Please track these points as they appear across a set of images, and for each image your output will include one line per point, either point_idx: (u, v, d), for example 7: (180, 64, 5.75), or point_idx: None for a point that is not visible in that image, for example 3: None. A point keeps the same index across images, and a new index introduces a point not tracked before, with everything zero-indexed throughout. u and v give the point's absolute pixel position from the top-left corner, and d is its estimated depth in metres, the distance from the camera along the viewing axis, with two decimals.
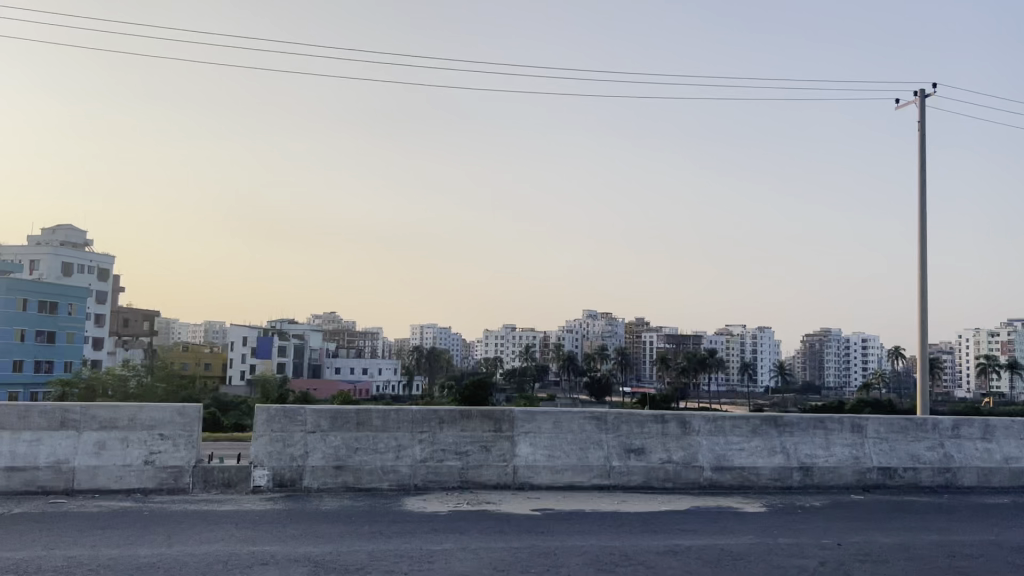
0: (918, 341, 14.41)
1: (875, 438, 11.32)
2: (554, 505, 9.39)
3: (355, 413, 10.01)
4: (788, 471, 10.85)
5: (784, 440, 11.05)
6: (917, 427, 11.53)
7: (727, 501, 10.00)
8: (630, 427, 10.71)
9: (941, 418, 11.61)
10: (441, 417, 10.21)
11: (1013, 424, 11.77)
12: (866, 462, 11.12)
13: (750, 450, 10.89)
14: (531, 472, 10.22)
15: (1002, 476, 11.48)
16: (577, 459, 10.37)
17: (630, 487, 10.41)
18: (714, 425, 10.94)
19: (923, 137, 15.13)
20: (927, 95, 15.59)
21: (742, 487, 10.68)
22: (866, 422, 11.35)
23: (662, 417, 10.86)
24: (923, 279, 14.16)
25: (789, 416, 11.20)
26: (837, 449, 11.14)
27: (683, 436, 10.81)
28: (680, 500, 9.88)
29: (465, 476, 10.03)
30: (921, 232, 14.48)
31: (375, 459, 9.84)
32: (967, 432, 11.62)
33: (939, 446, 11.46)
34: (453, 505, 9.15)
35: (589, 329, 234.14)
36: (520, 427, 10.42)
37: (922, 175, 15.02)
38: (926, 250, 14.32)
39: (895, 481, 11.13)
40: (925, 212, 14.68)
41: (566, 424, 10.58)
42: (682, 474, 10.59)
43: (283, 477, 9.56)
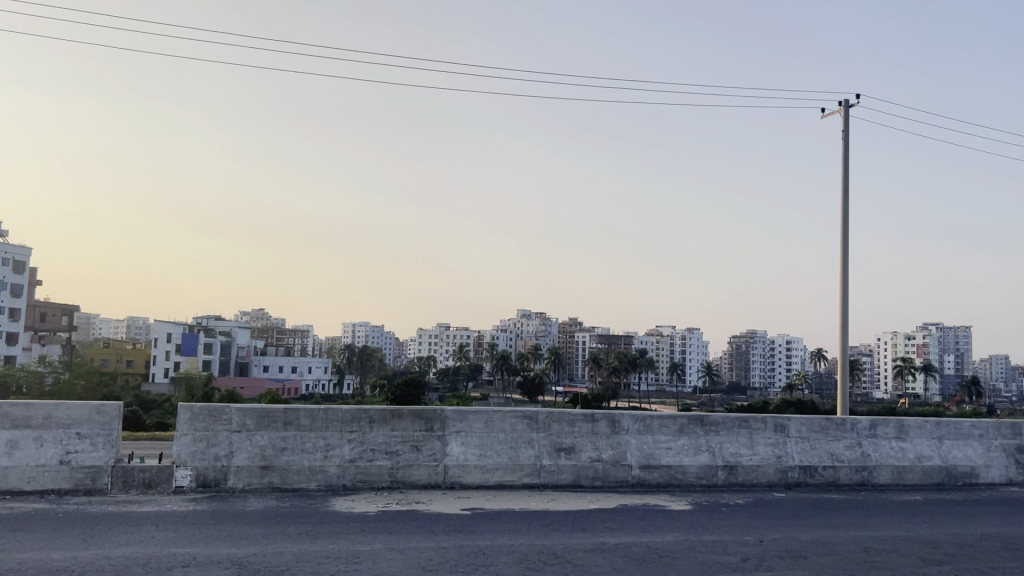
0: (839, 342, 14.88)
1: (797, 437, 11.65)
2: (483, 505, 9.39)
3: (282, 412, 9.84)
4: (713, 469, 11.08)
5: (710, 439, 11.29)
6: (836, 426, 11.91)
7: (655, 500, 10.16)
8: (561, 426, 10.80)
9: (858, 418, 12.02)
10: (371, 416, 10.16)
11: (926, 424, 12.27)
12: (788, 460, 11.44)
13: (677, 449, 11.09)
14: (461, 472, 10.19)
15: (915, 474, 11.94)
16: (507, 458, 10.40)
17: (559, 485, 10.48)
18: (642, 424, 11.12)
19: (847, 145, 15.66)
20: (850, 105, 16.16)
21: (668, 486, 10.86)
22: (788, 422, 11.69)
23: (593, 417, 10.98)
24: (845, 282, 14.62)
25: (715, 415, 11.43)
26: (760, 448, 11.42)
27: (612, 435, 10.96)
28: (608, 499, 9.98)
29: (395, 476, 9.96)
30: (843, 237, 14.96)
31: (302, 459, 9.69)
32: (884, 431, 12.05)
33: (856, 445, 11.86)
34: (382, 505, 9.08)
35: (523, 329, 234.99)
36: (451, 426, 10.41)
37: (845, 182, 15.53)
38: (848, 254, 14.80)
39: (814, 480, 11.46)
40: (848, 218, 15.18)
41: (497, 423, 10.60)
42: (610, 473, 10.71)
43: (206, 477, 9.33)
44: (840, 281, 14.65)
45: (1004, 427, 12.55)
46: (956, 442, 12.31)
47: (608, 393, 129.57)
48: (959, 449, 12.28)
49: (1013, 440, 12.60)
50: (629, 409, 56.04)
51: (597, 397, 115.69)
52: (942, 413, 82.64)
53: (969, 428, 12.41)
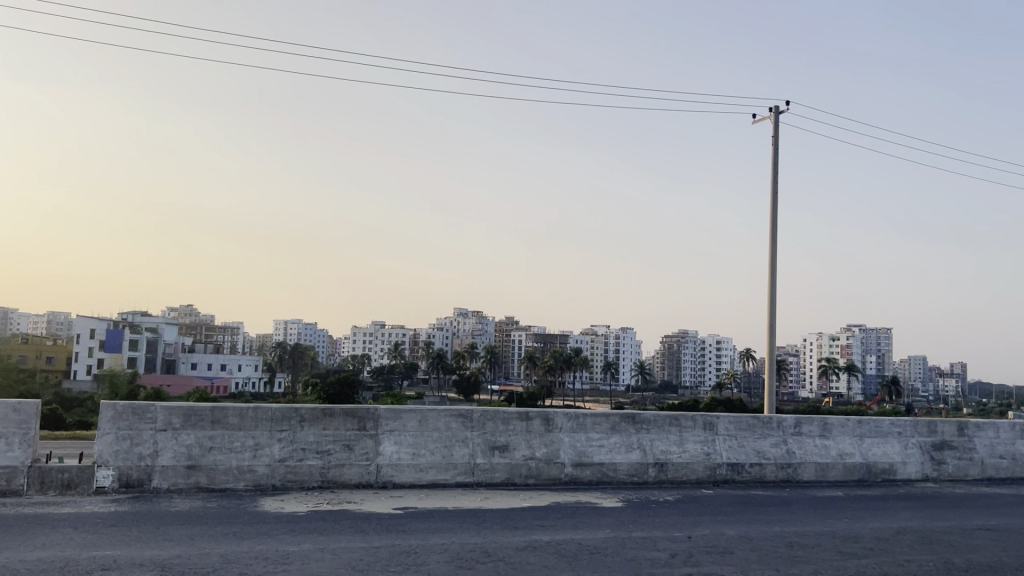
0: (767, 341, 15.24)
1: (725, 435, 11.92)
2: (415, 504, 9.32)
3: (209, 410, 9.64)
4: (644, 467, 11.24)
5: (641, 436, 11.47)
6: (763, 424, 12.24)
7: (587, 497, 10.26)
8: (495, 424, 10.84)
9: (784, 416, 12.38)
10: (302, 415, 10.03)
11: (848, 422, 12.68)
12: (716, 457, 11.68)
13: (608, 446, 11.22)
14: (394, 471, 10.11)
15: (838, 471, 12.30)
16: (440, 457, 10.37)
17: (493, 484, 10.49)
18: (575, 423, 11.23)
19: (776, 150, 16.09)
20: (780, 111, 16.60)
21: (600, 482, 10.97)
22: (717, 420, 11.96)
23: (527, 414, 11.03)
24: (773, 284, 15.00)
25: (645, 413, 11.64)
26: (690, 445, 11.65)
27: (546, 433, 11.03)
28: (541, 497, 10.06)
29: (327, 476, 9.83)
30: (772, 239, 15.36)
31: (230, 459, 9.51)
32: (808, 429, 12.41)
33: (782, 443, 12.17)
34: (312, 505, 8.97)
35: (459, 327, 234.58)
36: (384, 425, 10.36)
37: (775, 188, 15.92)
38: (776, 255, 15.20)
39: (742, 476, 11.72)
40: (776, 222, 15.59)
41: (432, 422, 10.58)
42: (543, 470, 10.77)
43: (129, 477, 9.09)
44: (768, 282, 15.02)
45: (920, 425, 13.07)
46: (876, 441, 12.75)
47: (543, 392, 130.15)
48: (879, 447, 12.72)
49: (929, 438, 13.12)
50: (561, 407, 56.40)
51: (532, 394, 116.53)
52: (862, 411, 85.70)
53: (888, 427, 12.88)
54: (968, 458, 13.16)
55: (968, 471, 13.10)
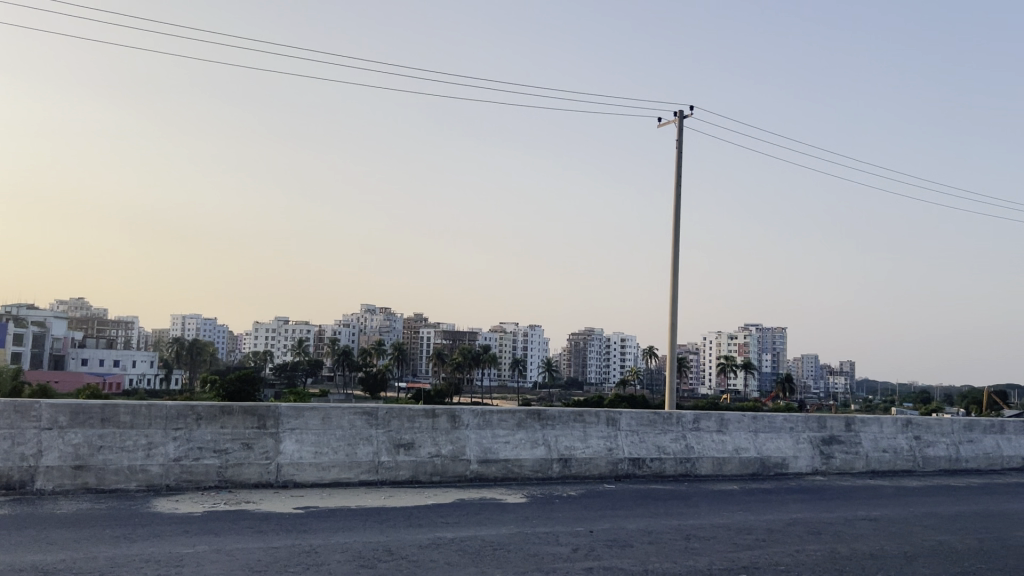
0: (668, 338, 15.65)
1: (627, 431, 12.19)
2: (316, 504, 9.18)
3: (99, 408, 9.25)
4: (548, 462, 11.37)
5: (546, 432, 11.60)
6: (663, 420, 12.54)
7: (492, 493, 10.30)
8: (400, 421, 10.78)
9: (683, 413, 12.73)
10: (198, 412, 9.72)
11: (744, 418, 13.13)
12: (618, 452, 11.92)
13: (514, 442, 11.30)
14: (294, 470, 9.90)
15: (734, 465, 12.72)
16: (344, 455, 10.22)
17: (397, 481, 10.41)
18: (482, 419, 11.27)
19: (680, 152, 16.52)
20: (685, 116, 17.02)
21: (505, 479, 11.02)
22: (619, 416, 12.21)
23: (433, 411, 11.02)
24: (675, 282, 15.41)
25: (551, 410, 11.79)
26: (593, 441, 11.85)
27: (452, 430, 11.03)
28: (447, 494, 10.05)
29: (224, 475, 9.56)
30: (674, 237, 15.78)
31: (121, 458, 9.14)
32: (705, 425, 12.80)
33: (681, 438, 12.52)
34: (208, 505, 8.72)
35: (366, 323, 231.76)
36: (286, 424, 10.16)
37: (678, 189, 16.34)
38: (678, 253, 15.61)
39: (643, 471, 12.00)
40: (679, 221, 16.01)
41: (335, 419, 10.46)
42: (448, 468, 10.75)
43: (11, 479, 8.65)
44: (671, 282, 15.41)
45: (811, 421, 13.66)
46: (769, 435, 13.26)
47: (451, 389, 129.71)
48: (773, 442, 13.23)
49: (819, 433, 13.72)
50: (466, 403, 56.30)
51: (440, 390, 116.41)
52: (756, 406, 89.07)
53: (781, 422, 13.42)
54: (854, 452, 13.83)
55: (854, 464, 13.74)
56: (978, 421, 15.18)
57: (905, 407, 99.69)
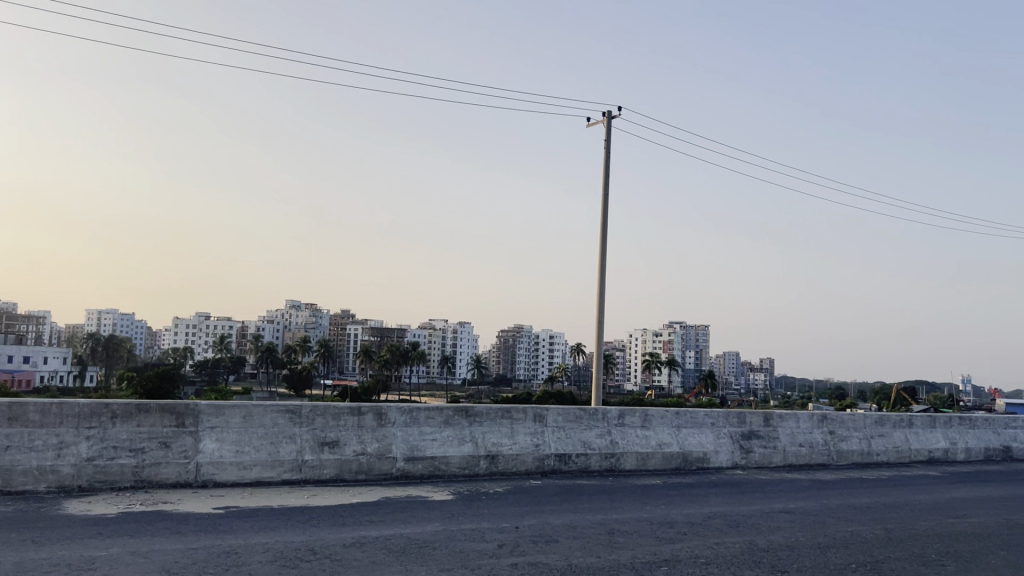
0: (595, 335, 15.83)
1: (554, 427, 12.30)
2: (238, 503, 9.00)
3: (6, 408, 8.88)
4: (475, 459, 11.38)
5: (474, 429, 11.61)
6: (590, 416, 12.71)
7: (418, 490, 10.26)
8: (325, 419, 10.65)
9: (608, 409, 12.92)
10: (114, 410, 9.42)
11: (667, 414, 13.41)
12: (545, 449, 12.00)
13: (441, 440, 11.27)
14: (215, 469, 9.68)
15: (657, 460, 12.95)
16: (266, 454, 10.04)
17: (320, 480, 10.28)
18: (408, 416, 11.24)
19: (608, 151, 16.74)
20: (613, 116, 17.26)
21: (432, 476, 10.99)
22: (546, 412, 12.33)
23: (358, 409, 10.92)
24: (603, 281, 15.59)
25: (478, 406, 11.82)
26: (520, 437, 11.91)
27: (378, 428, 10.94)
28: (372, 492, 9.97)
29: (141, 475, 9.29)
30: (602, 235, 15.99)
31: (29, 458, 8.79)
32: (630, 421, 13.02)
33: (606, 434, 12.70)
34: (122, 506, 8.47)
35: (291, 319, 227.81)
36: (206, 421, 9.91)
37: (607, 187, 16.56)
38: (606, 250, 15.81)
39: (568, 466, 12.11)
40: (607, 219, 16.22)
41: (257, 417, 10.27)
42: (374, 466, 10.67)
43: None
44: (598, 281, 15.60)
45: (731, 417, 14.01)
46: (691, 430, 13.55)
47: (379, 386, 128.91)
48: (695, 436, 13.53)
49: (739, 428, 14.08)
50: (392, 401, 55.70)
51: (369, 389, 115.41)
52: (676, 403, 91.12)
53: (703, 418, 13.72)
54: (773, 446, 14.23)
55: (772, 458, 14.14)
56: (889, 416, 15.82)
57: (817, 404, 103.59)
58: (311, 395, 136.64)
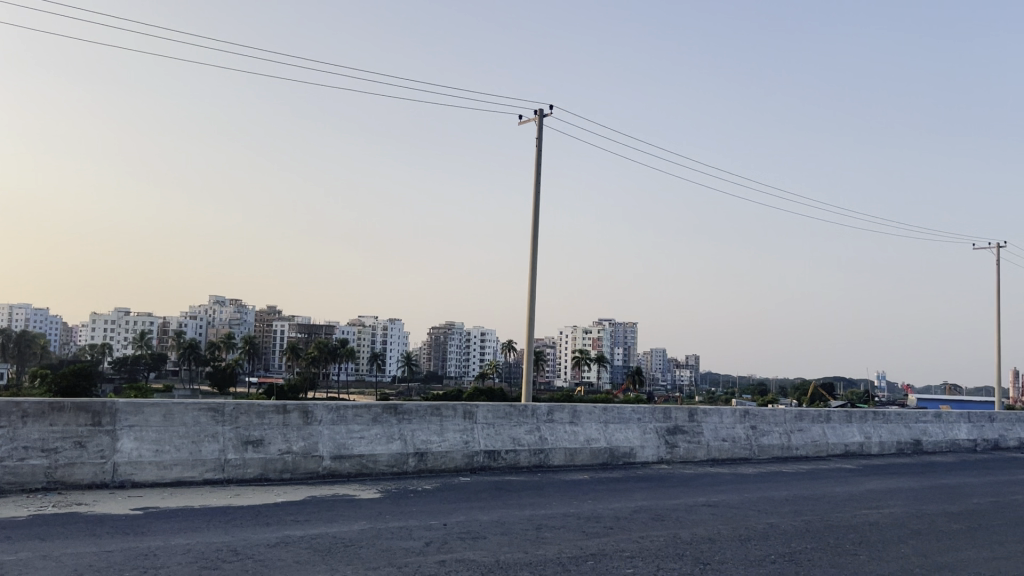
0: (526, 333, 15.91)
1: (483, 423, 12.33)
2: (157, 504, 8.77)
3: None
4: (404, 456, 11.31)
5: (402, 427, 11.55)
6: (518, 412, 12.77)
7: (344, 489, 10.16)
8: (249, 418, 10.43)
9: (538, 405, 13.00)
10: (24, 409, 9.04)
11: (595, 409, 13.56)
12: (474, 445, 12.01)
13: (370, 438, 11.17)
14: (133, 469, 9.41)
15: (585, 456, 13.08)
16: (187, 453, 9.79)
17: (244, 480, 10.07)
18: (335, 415, 11.12)
19: (540, 148, 16.84)
20: (545, 114, 17.35)
21: (359, 475, 10.87)
22: (476, 409, 12.34)
23: (284, 408, 10.74)
24: (533, 278, 15.67)
25: (408, 404, 11.75)
26: (450, 435, 11.89)
27: (304, 426, 10.79)
28: (297, 491, 9.81)
29: (53, 476, 8.95)
30: (533, 231, 16.07)
31: None
32: (559, 417, 13.13)
33: (535, 430, 12.77)
34: (34, 509, 8.14)
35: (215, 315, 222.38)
36: (123, 420, 9.62)
37: (539, 184, 16.65)
38: (537, 247, 15.91)
39: (498, 463, 12.14)
40: (538, 216, 16.31)
41: (178, 416, 9.99)
42: (300, 465, 10.50)
43: None
44: (529, 279, 15.67)
45: (657, 412, 14.25)
46: (619, 426, 13.74)
47: (305, 383, 126.94)
48: (622, 432, 13.71)
49: (665, 423, 14.34)
50: (321, 398, 55.02)
51: (294, 386, 113.64)
52: (602, 399, 92.58)
53: (630, 413, 13.92)
54: (697, 441, 14.53)
55: (696, 453, 14.45)
56: (807, 412, 16.33)
57: (736, 398, 106.82)
58: (235, 392, 133.70)
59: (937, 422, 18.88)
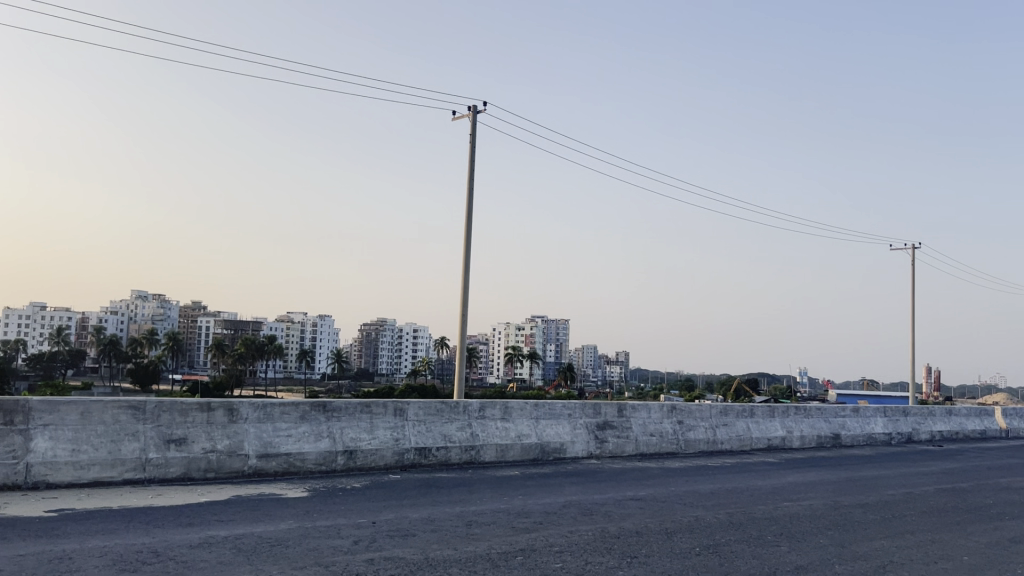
0: (458, 329, 15.90)
1: (414, 421, 12.26)
2: (73, 505, 8.48)
3: None
4: (332, 455, 11.18)
5: (331, 424, 11.41)
6: (450, 410, 12.74)
7: (271, 488, 9.99)
8: (172, 417, 10.17)
9: (469, 402, 12.99)
10: None
11: (527, 406, 13.62)
12: (405, 442, 11.95)
13: (297, 436, 11.00)
14: (48, 469, 9.07)
15: (516, 452, 13.12)
16: (106, 453, 9.50)
17: (166, 479, 9.82)
18: (263, 413, 10.91)
19: (473, 145, 16.81)
20: (478, 111, 17.32)
21: (286, 473, 10.70)
22: (407, 407, 12.26)
23: (208, 406, 10.51)
24: (465, 273, 15.65)
25: (336, 401, 11.60)
26: (380, 432, 11.81)
27: (229, 424, 10.57)
28: (222, 491, 9.60)
29: None
30: (466, 228, 16.05)
31: None
32: (491, 413, 13.14)
33: (467, 426, 12.77)
34: None
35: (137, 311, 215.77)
36: (38, 419, 9.25)
37: (471, 180, 16.63)
38: (469, 244, 15.89)
39: (428, 460, 12.10)
40: (471, 213, 16.30)
41: (96, 414, 9.67)
42: (225, 463, 10.30)
43: None
44: (462, 276, 15.64)
45: (587, 408, 14.39)
46: (549, 422, 13.84)
47: (230, 381, 124.14)
48: (553, 428, 13.81)
49: (595, 419, 14.49)
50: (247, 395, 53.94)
51: (219, 384, 111.21)
52: (529, 395, 93.29)
53: (560, 409, 14.02)
54: (625, 437, 14.73)
55: (625, 448, 14.64)
56: (732, 407, 16.70)
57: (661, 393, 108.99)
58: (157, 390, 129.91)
59: (856, 416, 19.52)
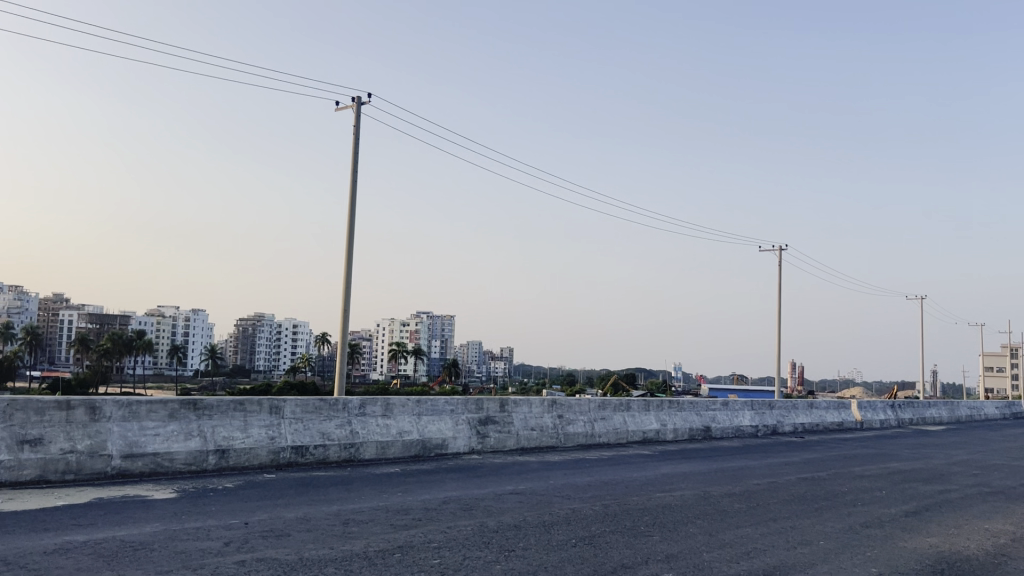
0: (340, 325, 15.67)
1: (291, 418, 12.00)
2: None
3: None
4: (203, 454, 10.80)
5: (202, 423, 11.03)
6: (328, 406, 12.54)
7: (136, 489, 9.58)
8: (26, 416, 9.60)
9: (349, 399, 12.81)
10: None
11: (408, 402, 13.53)
12: (280, 441, 11.66)
13: (165, 435, 10.57)
14: None
15: (396, 449, 13.02)
16: None
17: (19, 482, 9.25)
18: (127, 411, 10.42)
19: (356, 139, 16.57)
20: (362, 102, 17.08)
21: (152, 474, 10.26)
22: (283, 404, 11.97)
23: (68, 404, 9.98)
24: (349, 269, 15.43)
25: (208, 400, 11.20)
26: (254, 431, 11.50)
27: (91, 423, 10.07)
28: (80, 494, 9.11)
29: None
30: (349, 222, 15.81)
31: None
32: (371, 409, 13.01)
33: (346, 424, 12.60)
34: None
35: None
36: None
37: (354, 175, 16.38)
38: (353, 238, 15.68)
39: (305, 459, 11.84)
40: (354, 207, 16.05)
41: None
42: (86, 464, 9.78)
43: None
44: (344, 272, 15.39)
45: (468, 403, 14.44)
46: (431, 418, 13.81)
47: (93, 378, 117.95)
48: (434, 424, 13.80)
49: (476, 414, 14.56)
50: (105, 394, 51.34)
51: (81, 381, 105.54)
52: (407, 391, 93.12)
53: (442, 405, 14.04)
54: (506, 431, 14.86)
55: (506, 442, 14.76)
56: (610, 401, 17.13)
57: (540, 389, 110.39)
58: (14, 389, 121.88)
59: (726, 410, 20.36)
